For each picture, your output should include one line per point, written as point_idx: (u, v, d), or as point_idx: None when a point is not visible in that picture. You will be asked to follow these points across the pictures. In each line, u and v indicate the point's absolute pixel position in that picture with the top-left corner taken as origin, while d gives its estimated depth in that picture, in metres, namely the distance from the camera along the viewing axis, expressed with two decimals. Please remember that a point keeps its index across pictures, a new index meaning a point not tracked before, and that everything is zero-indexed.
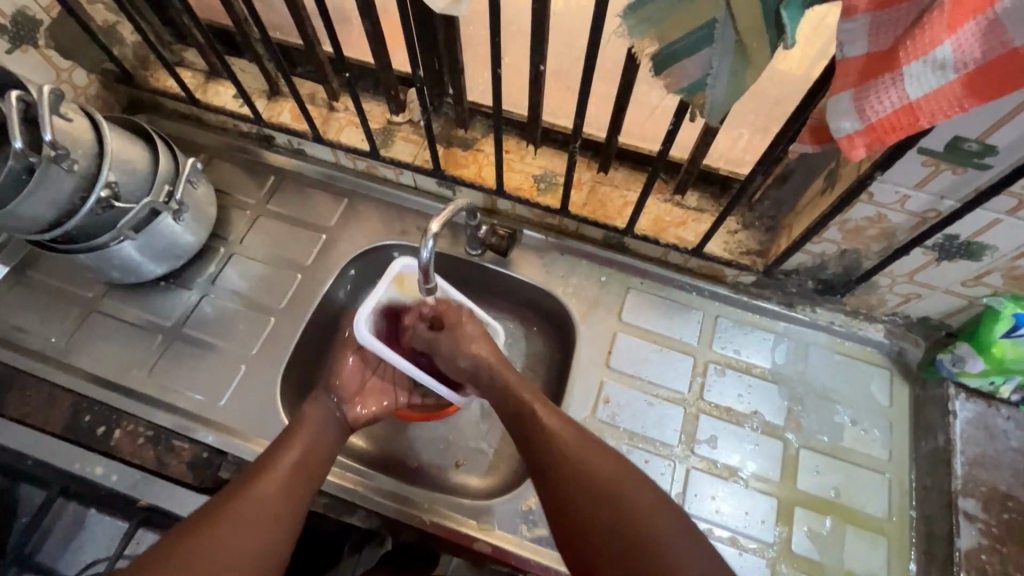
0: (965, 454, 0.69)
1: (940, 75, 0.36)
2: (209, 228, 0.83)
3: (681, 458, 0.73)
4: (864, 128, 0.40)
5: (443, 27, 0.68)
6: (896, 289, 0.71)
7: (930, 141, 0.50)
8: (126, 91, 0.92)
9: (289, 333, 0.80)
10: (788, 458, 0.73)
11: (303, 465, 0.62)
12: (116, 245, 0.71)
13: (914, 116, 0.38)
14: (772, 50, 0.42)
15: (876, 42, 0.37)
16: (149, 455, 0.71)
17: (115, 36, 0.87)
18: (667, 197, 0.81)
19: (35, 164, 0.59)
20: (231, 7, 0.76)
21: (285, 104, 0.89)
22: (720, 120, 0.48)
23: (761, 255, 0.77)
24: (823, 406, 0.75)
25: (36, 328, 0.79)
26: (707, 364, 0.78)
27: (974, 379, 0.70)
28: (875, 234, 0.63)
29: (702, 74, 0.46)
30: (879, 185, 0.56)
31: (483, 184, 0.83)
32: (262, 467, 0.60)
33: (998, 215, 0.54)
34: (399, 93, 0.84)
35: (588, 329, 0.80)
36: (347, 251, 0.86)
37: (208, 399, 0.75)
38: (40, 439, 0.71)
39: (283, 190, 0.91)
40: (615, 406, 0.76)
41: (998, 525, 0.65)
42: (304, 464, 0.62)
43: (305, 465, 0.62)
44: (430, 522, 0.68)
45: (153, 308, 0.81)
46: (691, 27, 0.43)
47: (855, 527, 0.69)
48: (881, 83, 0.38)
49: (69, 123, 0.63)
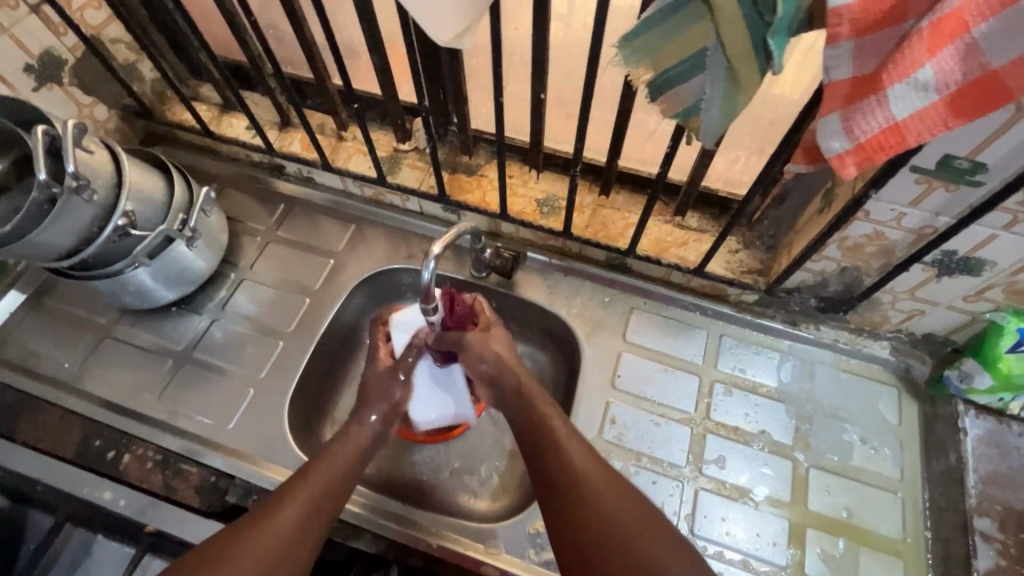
0: (977, 472, 0.68)
1: (923, 97, 0.38)
2: (220, 254, 0.86)
3: (689, 480, 0.72)
4: (853, 147, 0.41)
5: (448, 59, 0.72)
6: (899, 306, 0.71)
7: (921, 159, 0.51)
8: (143, 124, 0.96)
9: (297, 356, 0.81)
10: (798, 479, 0.72)
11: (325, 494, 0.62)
12: (131, 271, 0.74)
13: (901, 135, 0.39)
14: (761, 76, 0.44)
15: (861, 67, 0.39)
16: (157, 480, 0.71)
17: (135, 73, 0.91)
18: (668, 218, 0.82)
19: (57, 194, 0.62)
20: (247, 44, 0.79)
21: (296, 134, 0.93)
22: (716, 141, 0.50)
23: (763, 274, 0.78)
24: (831, 424, 0.75)
25: (51, 354, 0.80)
26: (712, 384, 0.78)
27: (982, 396, 0.70)
28: (874, 251, 0.64)
29: (696, 99, 0.48)
30: (874, 203, 0.58)
31: (486, 208, 0.85)
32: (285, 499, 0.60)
33: (994, 231, 0.56)
34: (406, 122, 0.87)
35: (592, 349, 0.81)
36: (355, 274, 0.88)
37: (216, 422, 0.76)
38: (49, 463, 0.71)
39: (294, 217, 0.93)
40: (621, 427, 0.75)
41: (1015, 545, 0.64)
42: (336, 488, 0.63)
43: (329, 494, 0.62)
44: (438, 545, 0.67)
45: (164, 333, 0.82)
46: (683, 56, 0.45)
47: (869, 548, 0.68)
48: (866, 104, 0.39)
49: (91, 155, 0.66)
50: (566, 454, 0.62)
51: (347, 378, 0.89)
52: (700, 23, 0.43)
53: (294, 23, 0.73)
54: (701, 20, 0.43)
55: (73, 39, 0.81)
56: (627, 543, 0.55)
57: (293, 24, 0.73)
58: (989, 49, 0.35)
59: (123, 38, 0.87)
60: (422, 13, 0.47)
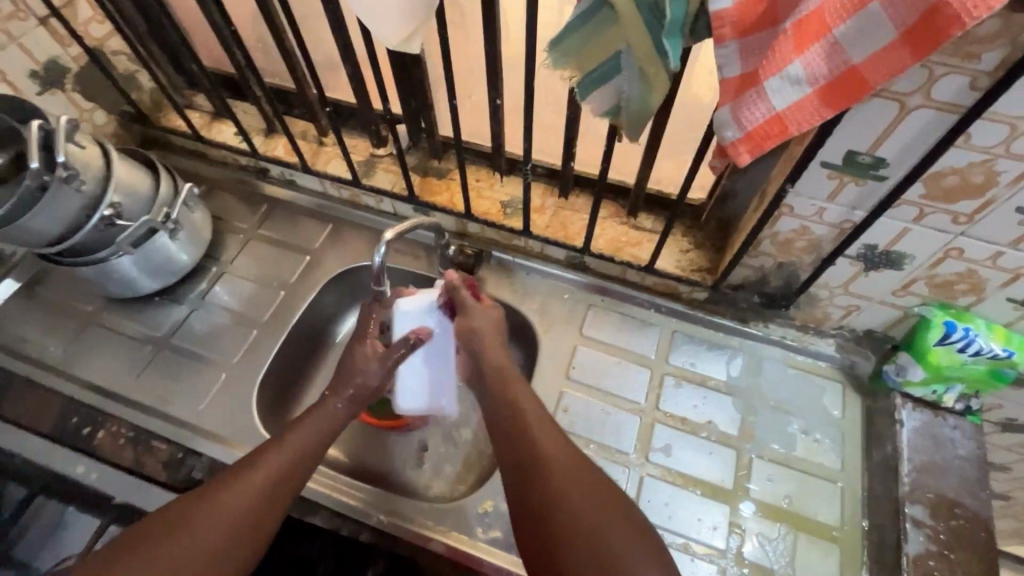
0: (913, 461, 0.70)
1: (797, 89, 0.42)
2: (203, 248, 0.91)
3: (636, 466, 0.75)
4: (744, 136, 0.46)
5: (414, 68, 0.78)
6: (837, 302, 0.75)
7: (828, 154, 0.56)
8: (139, 130, 1.03)
9: (269, 345, 0.86)
10: (741, 467, 0.74)
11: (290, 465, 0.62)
12: (115, 259, 0.79)
13: (783, 124, 0.44)
14: (668, 74, 0.49)
15: (747, 64, 0.44)
16: (127, 455, 0.74)
17: (134, 83, 0.99)
18: (623, 219, 0.87)
19: (48, 182, 0.67)
20: (234, 55, 0.87)
21: (280, 140, 0.99)
22: (641, 136, 0.55)
23: (711, 272, 0.82)
24: (776, 416, 0.78)
25: (39, 338, 0.85)
26: (663, 377, 0.81)
27: (918, 389, 0.73)
28: (804, 246, 0.68)
29: (618, 99, 0.54)
30: (795, 198, 0.62)
31: (453, 209, 0.90)
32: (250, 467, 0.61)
33: (906, 224, 0.60)
34: (381, 128, 0.93)
35: (550, 342, 0.84)
36: (329, 270, 0.93)
37: (188, 404, 0.80)
38: (28, 437, 0.75)
39: (275, 216, 0.99)
40: (573, 415, 0.79)
41: (946, 532, 0.66)
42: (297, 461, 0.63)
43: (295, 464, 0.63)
44: (389, 522, 0.70)
45: (146, 321, 0.87)
46: (601, 60, 0.51)
47: (806, 534, 0.70)
48: (751, 97, 0.44)
49: (82, 149, 0.72)
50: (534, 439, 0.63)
51: (319, 369, 0.93)
52: (610, 32, 0.49)
53: (276, 35, 0.80)
54: (610, 29, 0.48)
55: (77, 49, 0.89)
56: (593, 535, 0.56)
57: (274, 36, 0.80)
58: (848, 47, 0.40)
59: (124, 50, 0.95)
60: (370, 19, 0.53)
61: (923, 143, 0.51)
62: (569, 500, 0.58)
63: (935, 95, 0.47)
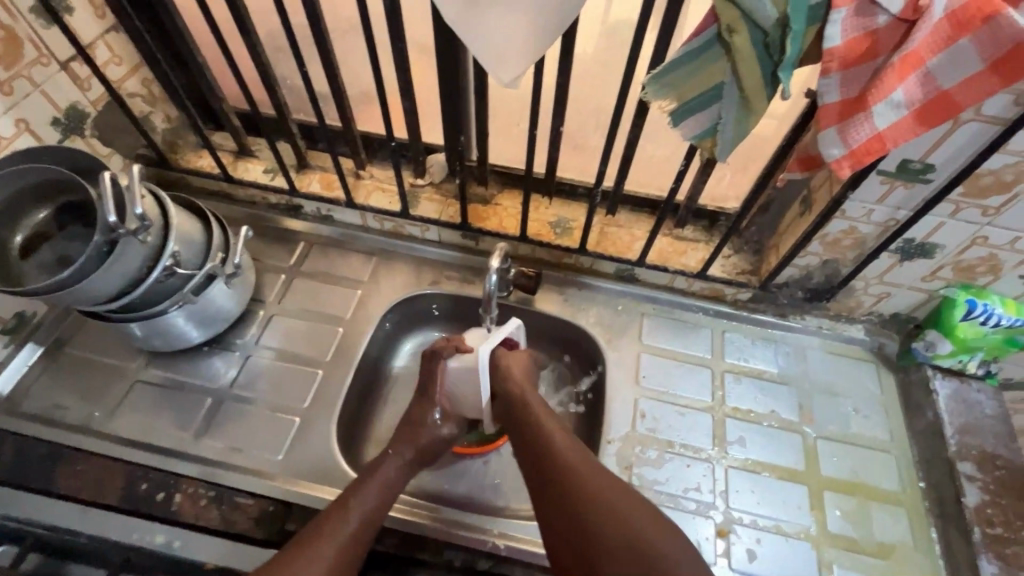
0: (953, 424, 0.80)
1: (897, 112, 0.50)
2: (249, 292, 0.88)
3: (718, 460, 0.80)
4: (848, 153, 0.53)
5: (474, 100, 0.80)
6: (870, 290, 0.84)
7: (885, 164, 0.64)
8: (155, 172, 0.98)
9: (336, 384, 0.84)
10: (809, 449, 0.81)
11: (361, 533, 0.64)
12: (173, 310, 0.76)
13: (884, 142, 0.51)
14: (769, 99, 0.54)
15: (847, 92, 0.51)
16: (213, 515, 0.70)
17: (150, 124, 0.94)
18: (667, 232, 0.93)
19: (120, 237, 0.63)
20: (275, 93, 0.85)
21: (315, 175, 0.97)
22: (729, 156, 0.60)
23: (754, 273, 0.90)
24: (828, 399, 0.85)
25: (79, 404, 0.79)
26: (723, 374, 0.87)
27: (945, 360, 0.83)
28: (850, 243, 0.77)
29: (712, 123, 0.59)
30: (849, 203, 0.70)
31: (506, 233, 0.93)
32: (320, 533, 0.62)
33: (942, 218, 0.69)
34: (424, 159, 0.94)
35: (615, 353, 0.88)
36: (383, 302, 0.92)
37: (264, 454, 0.76)
38: (92, 512, 0.70)
39: (314, 252, 0.97)
40: (651, 420, 0.83)
41: (994, 482, 0.75)
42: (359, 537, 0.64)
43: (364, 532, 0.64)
44: (504, 544, 0.71)
45: (198, 373, 0.83)
46: (704, 88, 0.56)
47: (877, 502, 0.77)
48: (857, 119, 0.51)
49: (143, 200, 0.68)
50: (551, 440, 0.69)
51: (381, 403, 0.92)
52: (720, 62, 0.54)
53: (330, 74, 0.80)
54: (721, 59, 0.54)
55: (96, 93, 0.84)
56: (615, 523, 0.59)
57: (329, 75, 0.80)
58: (940, 77, 0.48)
59: (141, 91, 0.90)
60: (488, 58, 0.56)
61: (967, 150, 0.61)
62: (588, 488, 0.63)
63: (985, 109, 0.57)
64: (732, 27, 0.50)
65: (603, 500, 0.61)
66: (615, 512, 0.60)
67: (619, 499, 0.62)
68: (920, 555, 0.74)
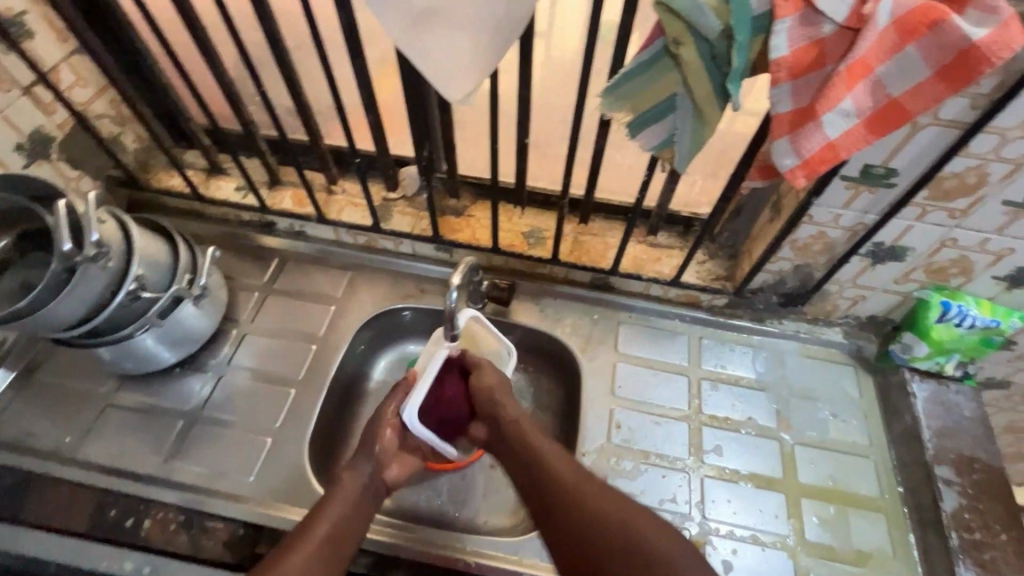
0: (931, 427, 0.79)
1: (848, 120, 0.49)
2: (222, 311, 0.87)
3: (694, 470, 0.79)
4: (801, 163, 0.52)
5: (439, 114, 0.80)
6: (845, 294, 0.83)
7: (848, 169, 0.64)
8: (127, 193, 0.98)
9: (309, 402, 0.83)
10: (786, 455, 0.80)
11: (336, 535, 0.63)
12: (140, 334, 0.75)
13: (836, 151, 0.50)
14: (721, 108, 0.53)
15: (798, 101, 0.50)
16: (182, 540, 0.70)
17: (120, 145, 0.94)
18: (641, 239, 0.93)
19: (78, 264, 0.63)
20: (242, 112, 0.84)
21: (287, 191, 0.97)
22: (687, 167, 0.60)
23: (729, 279, 0.89)
24: (806, 404, 0.85)
25: (49, 430, 0.78)
26: (700, 382, 0.86)
27: (923, 362, 0.82)
28: (820, 248, 0.77)
29: (669, 134, 0.58)
30: (816, 208, 0.70)
31: (479, 245, 0.92)
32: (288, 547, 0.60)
33: (910, 222, 0.68)
34: (395, 172, 0.94)
35: (590, 363, 0.88)
36: (357, 318, 0.92)
37: (236, 476, 0.76)
38: (60, 539, 0.70)
39: (288, 269, 0.96)
40: (627, 430, 0.82)
41: (972, 485, 0.75)
42: (325, 550, 0.61)
43: (336, 536, 0.63)
44: (476, 563, 0.70)
45: (169, 395, 0.83)
46: (657, 100, 0.55)
47: (855, 509, 0.77)
48: (808, 129, 0.50)
49: (104, 225, 0.68)
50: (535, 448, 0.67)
51: (357, 419, 0.92)
52: (671, 74, 0.53)
53: (293, 92, 0.79)
54: (672, 70, 0.53)
55: (61, 116, 0.84)
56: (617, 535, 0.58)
57: (293, 93, 0.79)
58: (888, 83, 0.47)
59: (108, 112, 0.90)
60: (437, 77, 0.55)
61: (928, 153, 0.60)
62: (588, 501, 0.61)
63: (942, 113, 0.56)
64: (678, 40, 0.50)
65: (601, 511, 0.60)
66: (615, 523, 0.59)
67: (623, 510, 0.60)
68: (899, 562, 0.73)
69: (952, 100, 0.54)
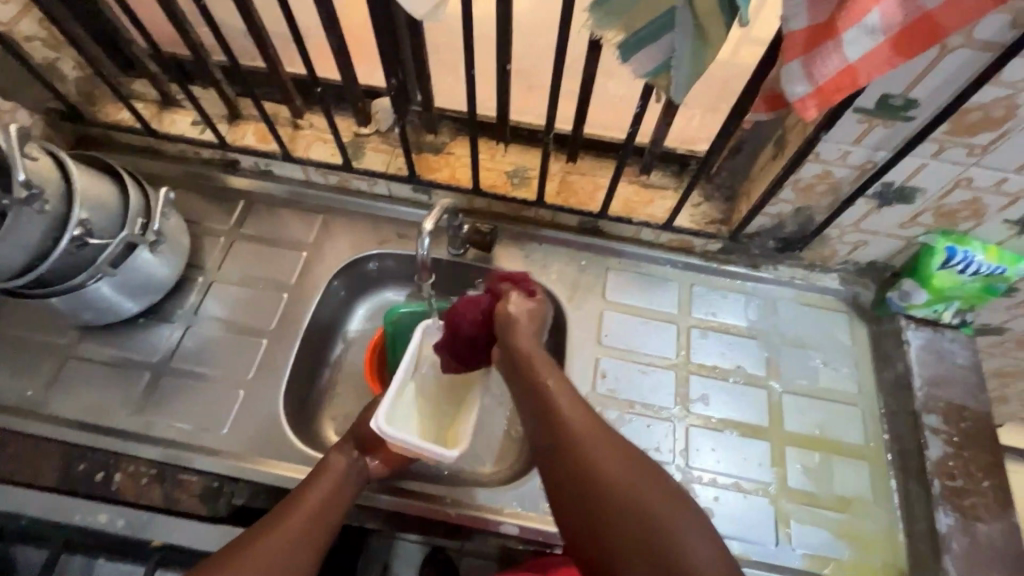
0: (923, 375, 0.77)
1: (871, 39, 0.43)
2: (184, 258, 0.82)
3: (680, 419, 0.78)
4: (814, 91, 0.46)
5: (411, 36, 0.71)
6: (845, 239, 0.79)
7: (864, 99, 0.57)
8: (72, 128, 0.89)
9: (283, 352, 0.80)
10: (773, 404, 0.79)
11: (333, 497, 0.61)
12: (93, 284, 0.70)
13: (854, 76, 0.44)
14: (726, 30, 0.48)
15: (816, 16, 0.43)
16: (155, 494, 0.69)
17: (58, 73, 0.84)
18: (633, 179, 0.87)
19: (7, 207, 0.57)
20: (188, 33, 0.75)
21: (249, 126, 0.89)
22: (685, 98, 0.53)
23: (725, 223, 0.84)
24: (798, 353, 0.82)
25: (8, 383, 0.75)
26: (690, 330, 0.83)
27: (920, 310, 0.79)
28: (824, 189, 0.71)
29: (666, 57, 0.50)
30: (823, 144, 0.64)
31: (458, 185, 0.86)
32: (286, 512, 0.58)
33: (924, 160, 0.63)
34: (366, 105, 0.86)
35: (576, 312, 0.84)
36: (330, 264, 0.87)
37: (209, 430, 0.74)
38: (30, 496, 0.68)
39: (255, 212, 0.90)
40: (611, 380, 0.80)
41: (959, 434, 0.74)
42: (319, 518, 0.59)
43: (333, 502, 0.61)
44: (455, 513, 0.70)
45: (134, 347, 0.79)
46: (654, 14, 0.47)
47: (839, 457, 0.76)
48: (825, 49, 0.44)
49: (34, 163, 0.61)
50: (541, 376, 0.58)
51: (335, 368, 0.89)
52: None
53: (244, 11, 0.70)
54: None
55: None
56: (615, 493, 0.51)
57: (245, 14, 0.70)
58: None
59: (38, 34, 0.79)
60: None
61: (955, 80, 0.54)
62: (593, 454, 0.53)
63: (976, 34, 0.49)
64: None
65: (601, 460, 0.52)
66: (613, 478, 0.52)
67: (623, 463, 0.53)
68: (879, 507, 0.74)
69: (990, 18, 0.47)
